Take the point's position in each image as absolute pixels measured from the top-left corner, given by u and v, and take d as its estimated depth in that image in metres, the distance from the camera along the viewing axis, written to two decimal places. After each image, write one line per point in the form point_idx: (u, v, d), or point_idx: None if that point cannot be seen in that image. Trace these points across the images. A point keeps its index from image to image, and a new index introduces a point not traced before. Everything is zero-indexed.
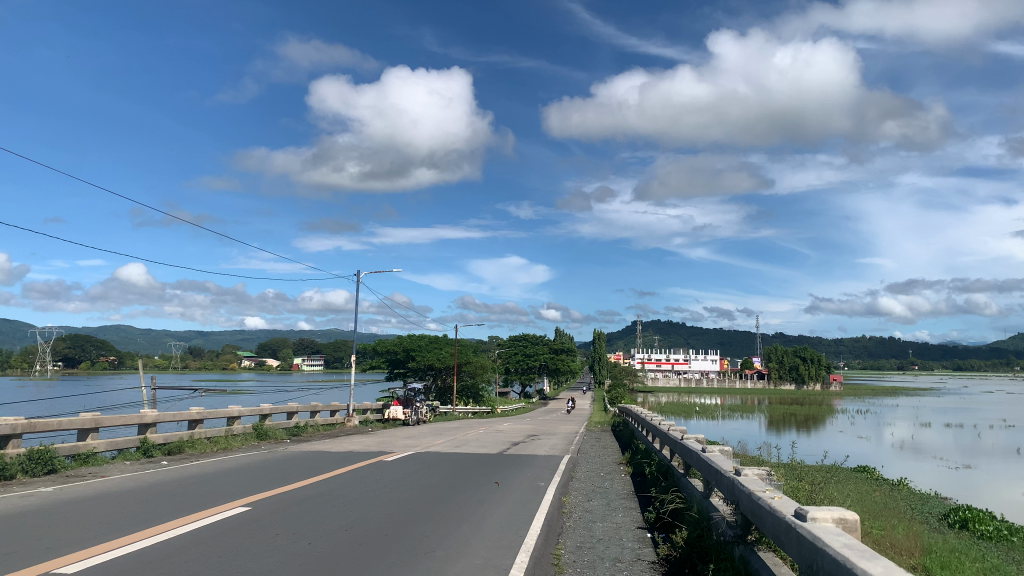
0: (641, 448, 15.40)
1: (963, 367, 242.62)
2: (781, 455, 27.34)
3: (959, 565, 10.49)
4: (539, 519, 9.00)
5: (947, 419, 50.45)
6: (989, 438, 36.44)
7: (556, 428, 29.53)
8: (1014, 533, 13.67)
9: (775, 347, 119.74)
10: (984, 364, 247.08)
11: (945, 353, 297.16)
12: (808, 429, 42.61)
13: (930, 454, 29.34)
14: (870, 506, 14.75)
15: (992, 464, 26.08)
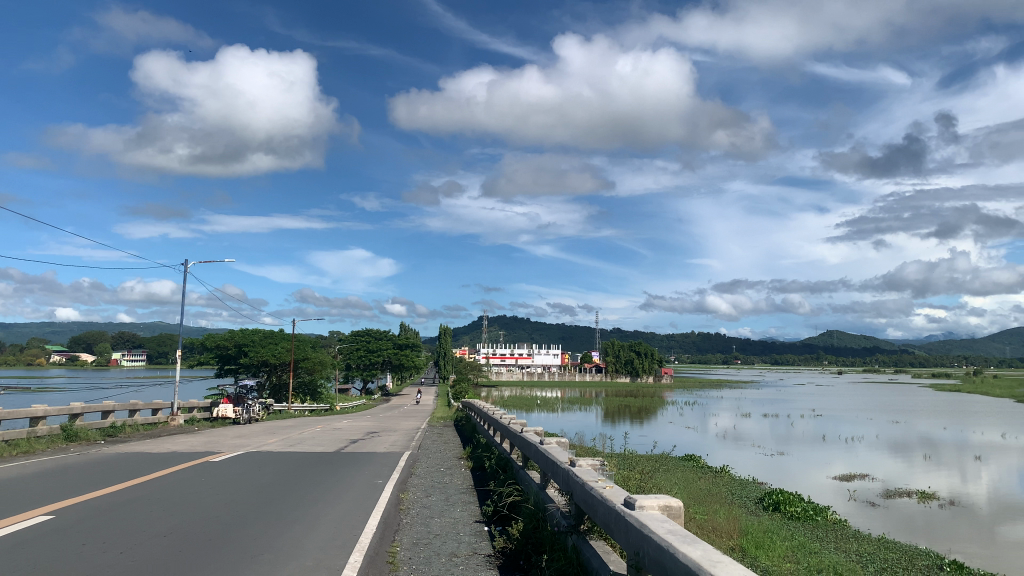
0: (482, 443, 15.50)
1: (779, 361, 263.86)
2: (615, 446, 28.36)
3: (771, 545, 11.32)
4: (376, 516, 8.82)
5: (766, 409, 54.42)
6: (799, 426, 39.76)
7: (396, 424, 29.21)
8: (819, 513, 14.91)
9: (612, 341, 124.59)
10: (797, 358, 269.90)
11: (764, 347, 321.88)
12: (640, 419, 44.89)
13: (748, 442, 31.63)
14: (696, 492, 15.60)
15: (801, 451, 28.46)
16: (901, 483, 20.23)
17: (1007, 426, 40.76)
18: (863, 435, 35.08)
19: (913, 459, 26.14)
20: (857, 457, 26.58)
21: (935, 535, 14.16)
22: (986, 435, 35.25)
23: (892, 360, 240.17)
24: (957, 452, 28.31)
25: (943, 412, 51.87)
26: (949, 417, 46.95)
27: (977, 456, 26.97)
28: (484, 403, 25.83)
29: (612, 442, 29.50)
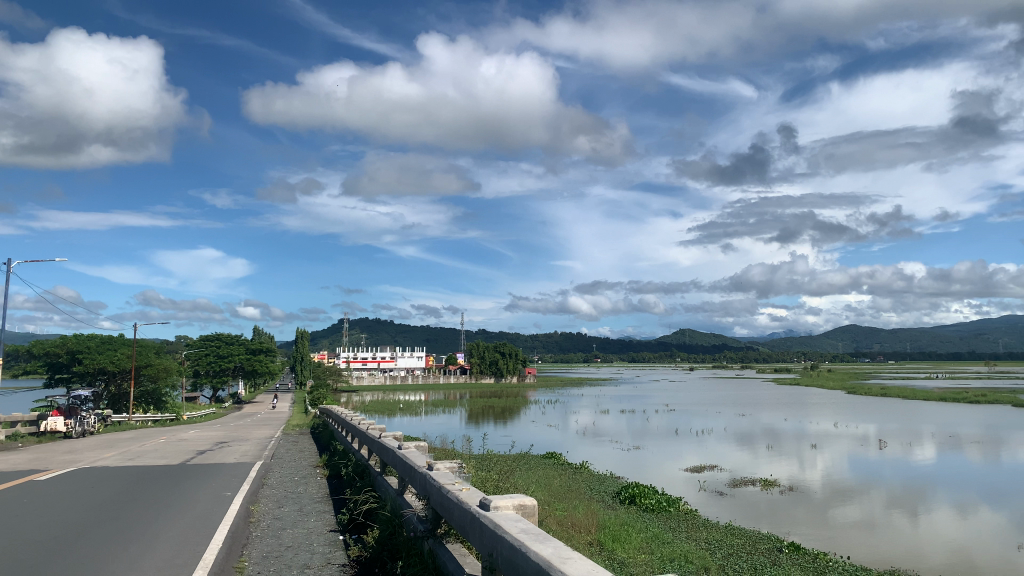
0: (339, 450, 15.09)
1: (637, 359, 274.60)
2: (475, 448, 28.47)
3: (627, 537, 11.68)
4: (223, 531, 8.37)
5: (624, 405, 56.45)
6: (653, 422, 41.58)
7: (248, 433, 28.10)
8: (672, 504, 15.53)
9: (477, 342, 125.17)
10: (653, 356, 281.59)
11: (624, 346, 333.96)
12: (503, 420, 45.41)
13: (607, 438, 32.68)
14: (556, 490, 15.85)
15: (656, 444, 29.71)
16: (746, 472, 21.46)
17: (836, 415, 44.39)
18: (712, 428, 37.09)
19: (757, 449, 27.84)
20: (706, 449, 27.98)
21: (775, 520, 15.08)
22: (818, 424, 38.24)
23: (739, 357, 255.93)
24: (796, 441, 30.42)
25: (782, 404, 55.75)
26: (787, 409, 50.53)
27: (813, 444, 29.14)
28: (342, 408, 25.26)
29: (474, 443, 29.56)
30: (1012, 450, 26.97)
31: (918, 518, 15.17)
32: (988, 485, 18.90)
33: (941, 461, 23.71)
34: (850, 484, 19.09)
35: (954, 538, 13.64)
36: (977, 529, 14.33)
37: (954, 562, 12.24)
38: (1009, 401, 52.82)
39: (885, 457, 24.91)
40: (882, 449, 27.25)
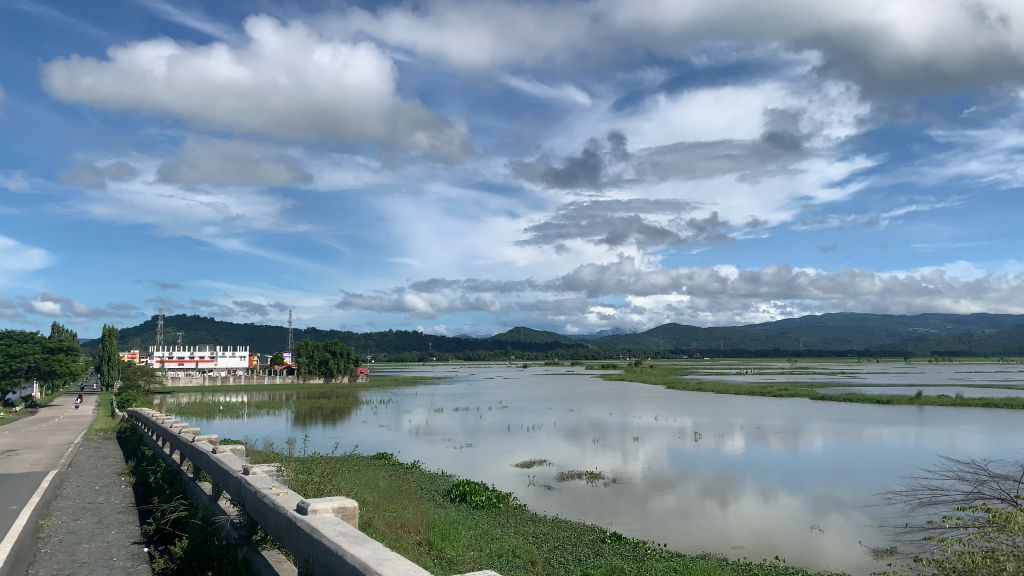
0: (148, 455, 14.05)
1: (473, 357, 277.08)
2: (300, 450, 27.59)
3: (455, 536, 11.67)
4: (2, 550, 7.50)
5: (458, 404, 56.72)
6: (486, 419, 42.12)
7: (42, 440, 25.58)
8: (501, 500, 15.74)
9: (305, 342, 120.23)
10: (488, 353, 284.95)
11: (459, 345, 336.25)
12: (331, 421, 44.09)
13: (439, 436, 32.73)
14: (384, 491, 15.59)
15: (487, 441, 30.10)
16: (573, 466, 22.18)
17: (657, 409, 46.79)
18: (542, 423, 37.95)
19: (585, 443, 28.91)
20: (537, 444, 28.70)
21: (601, 511, 15.70)
22: (641, 418, 40.17)
23: (571, 354, 263.96)
24: (620, 434, 31.83)
25: (607, 399, 58.05)
26: (612, 404, 52.68)
27: (636, 437, 30.49)
28: (155, 411, 23.62)
29: (298, 445, 28.39)
30: (808, 439, 29.66)
31: (727, 504, 16.31)
32: (789, 472, 20.64)
33: (749, 450, 25.64)
34: (668, 474, 20.19)
35: (757, 522, 14.78)
36: (777, 513, 15.55)
37: (757, 544, 13.26)
38: (806, 395, 58.09)
39: (700, 448, 26.59)
40: (698, 441, 29.00)
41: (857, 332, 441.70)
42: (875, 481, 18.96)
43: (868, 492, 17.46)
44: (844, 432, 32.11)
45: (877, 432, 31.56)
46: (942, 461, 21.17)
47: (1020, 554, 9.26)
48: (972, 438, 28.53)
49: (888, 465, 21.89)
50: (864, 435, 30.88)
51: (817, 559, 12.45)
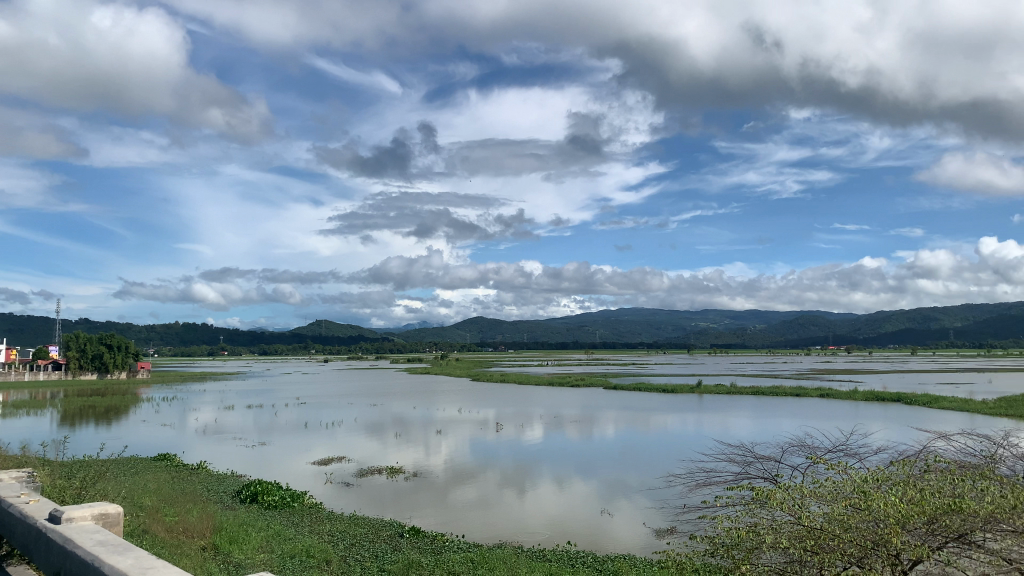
0: None
1: (268, 351, 265.71)
2: (69, 454, 25.11)
3: (245, 538, 11.08)
4: None
5: (251, 400, 54.28)
6: (282, 416, 40.60)
7: None
8: (296, 499, 15.18)
9: (75, 334, 107.78)
10: (285, 348, 274.52)
11: (254, 338, 321.65)
12: (105, 420, 40.58)
13: (229, 435, 31.07)
14: (164, 493, 14.48)
15: (283, 439, 29.00)
16: (372, 461, 21.85)
17: (460, 402, 47.43)
18: (342, 419, 37.17)
19: (387, 438, 28.66)
20: (337, 441, 28.05)
21: (400, 505, 15.59)
22: (445, 411, 40.61)
23: (373, 348, 260.27)
24: (422, 427, 31.89)
25: (410, 393, 58.00)
26: (414, 398, 52.78)
27: (438, 431, 30.70)
28: None
29: (63, 448, 25.75)
30: (601, 426, 31.24)
31: (524, 493, 16.79)
32: (581, 459, 21.67)
33: (547, 440, 26.52)
34: (468, 466, 20.45)
35: (551, 509, 15.36)
36: (570, 499, 16.23)
37: (553, 532, 13.74)
38: (600, 385, 61.40)
39: (500, 439, 27.19)
40: (499, 432, 29.69)
41: (649, 326, 473.94)
42: (659, 465, 20.30)
43: (652, 475, 18.70)
44: (633, 419, 34.22)
45: (664, 419, 33.94)
46: (717, 445, 23.08)
47: (779, 527, 10.27)
48: (742, 423, 31.46)
49: (671, 449, 23.56)
50: (651, 422, 33.07)
51: (606, 541, 13.17)
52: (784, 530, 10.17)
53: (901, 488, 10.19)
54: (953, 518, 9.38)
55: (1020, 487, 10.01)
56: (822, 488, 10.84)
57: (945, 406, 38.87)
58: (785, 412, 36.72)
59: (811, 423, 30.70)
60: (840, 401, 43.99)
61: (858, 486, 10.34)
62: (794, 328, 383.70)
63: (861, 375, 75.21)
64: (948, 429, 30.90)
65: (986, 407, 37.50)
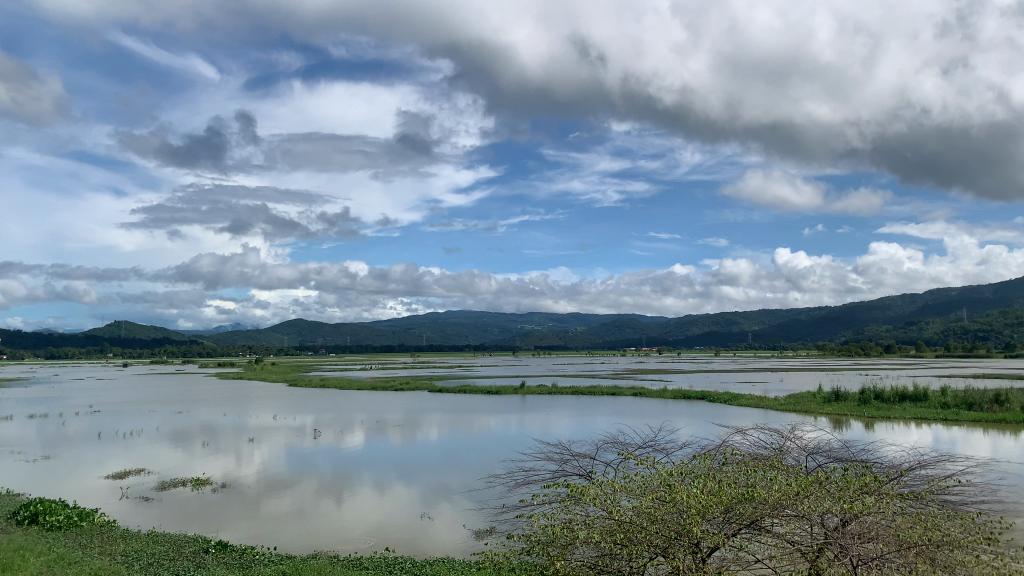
0: None
1: (56, 354, 241.71)
2: None
3: (19, 564, 9.90)
4: None
5: (35, 409, 49.05)
6: (72, 426, 37.06)
7: None
8: (84, 518, 13.88)
9: None
10: (77, 351, 250.69)
11: (41, 341, 291.75)
12: None
13: (7, 449, 27.87)
14: None
15: (71, 452, 26.46)
16: (175, 474, 20.44)
17: (275, 408, 45.51)
18: (142, 429, 34.56)
19: (193, 447, 26.92)
20: (134, 452, 25.98)
21: (205, 519, 14.68)
22: (259, 417, 38.82)
23: (181, 351, 243.80)
24: (233, 436, 30.25)
25: (221, 399, 54.88)
26: (225, 404, 50.07)
27: (250, 439, 29.27)
28: None
29: None
30: (424, 430, 31.10)
31: (342, 501, 16.34)
32: (403, 464, 21.43)
33: (367, 445, 26.05)
34: (282, 475, 19.60)
35: (368, 516, 15.05)
36: (390, 506, 16.01)
37: (372, 539, 13.47)
38: (424, 387, 61.25)
39: (318, 446, 26.35)
40: (317, 439, 28.78)
41: (477, 328, 479.67)
42: (479, 466, 20.46)
43: (473, 477, 18.85)
44: (456, 421, 34.32)
45: (486, 421, 34.42)
46: (536, 444, 23.68)
47: (591, 523, 10.55)
48: (561, 422, 32.37)
49: (493, 450, 23.89)
50: (473, 423, 33.32)
51: (424, 546, 13.08)
52: (597, 524, 10.48)
53: (702, 481, 10.85)
54: (746, 506, 10.07)
55: (802, 476, 10.97)
56: (632, 483, 11.31)
57: (742, 403, 42.19)
58: (601, 410, 38.42)
59: (623, 421, 32.32)
60: (651, 399, 46.73)
61: (664, 481, 10.92)
62: (613, 330, 403.33)
63: (671, 374, 80.29)
64: (744, 423, 33.66)
65: (776, 403, 41.25)
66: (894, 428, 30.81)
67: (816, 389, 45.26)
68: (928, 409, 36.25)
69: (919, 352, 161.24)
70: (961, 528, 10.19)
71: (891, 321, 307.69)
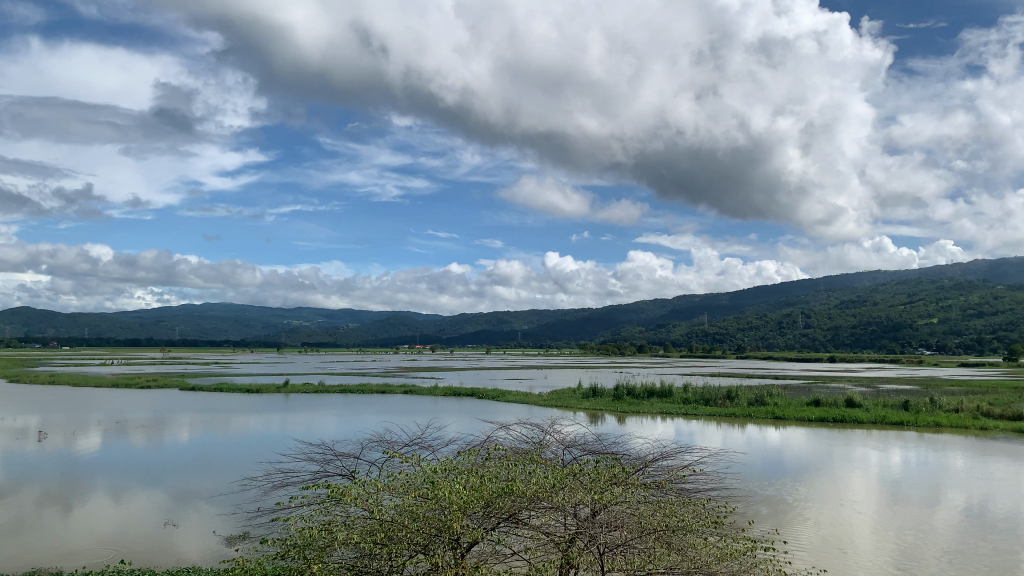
0: None
1: None
2: None
3: None
4: None
5: None
6: None
7: None
8: None
9: None
10: None
11: None
12: None
13: None
14: None
15: None
16: None
17: None
18: None
19: None
20: None
21: None
22: None
23: None
24: None
25: None
26: None
27: None
28: None
29: None
30: (173, 432, 28.79)
31: (71, 511, 14.63)
32: (145, 468, 19.65)
33: (104, 449, 23.57)
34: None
35: (102, 528, 13.60)
36: (130, 514, 14.58)
37: (108, 551, 12.24)
38: (177, 386, 56.75)
39: (45, 450, 23.44)
40: (43, 443, 25.56)
41: (240, 323, 453.76)
42: (234, 469, 19.31)
43: (226, 481, 17.74)
44: (211, 422, 32.22)
45: (245, 421, 32.55)
46: (298, 444, 22.80)
47: (351, 523, 10.25)
48: (326, 421, 31.47)
49: (250, 452, 22.66)
50: (230, 423, 31.51)
51: (165, 557, 12.06)
52: (357, 525, 10.21)
53: (465, 476, 10.97)
54: (505, 500, 10.34)
55: (559, 469, 11.50)
56: (395, 482, 11.17)
57: (509, 399, 43.77)
58: (367, 409, 38.00)
59: (392, 419, 32.13)
60: (422, 397, 47.02)
61: (427, 478, 10.92)
62: (385, 327, 400.73)
63: (441, 372, 81.48)
64: (509, 418, 34.93)
65: (540, 399, 43.17)
66: (642, 422, 33.44)
67: (577, 386, 47.96)
68: (671, 404, 39.90)
69: (667, 352, 176.60)
70: (693, 513, 11.20)
71: (647, 324, 335.31)
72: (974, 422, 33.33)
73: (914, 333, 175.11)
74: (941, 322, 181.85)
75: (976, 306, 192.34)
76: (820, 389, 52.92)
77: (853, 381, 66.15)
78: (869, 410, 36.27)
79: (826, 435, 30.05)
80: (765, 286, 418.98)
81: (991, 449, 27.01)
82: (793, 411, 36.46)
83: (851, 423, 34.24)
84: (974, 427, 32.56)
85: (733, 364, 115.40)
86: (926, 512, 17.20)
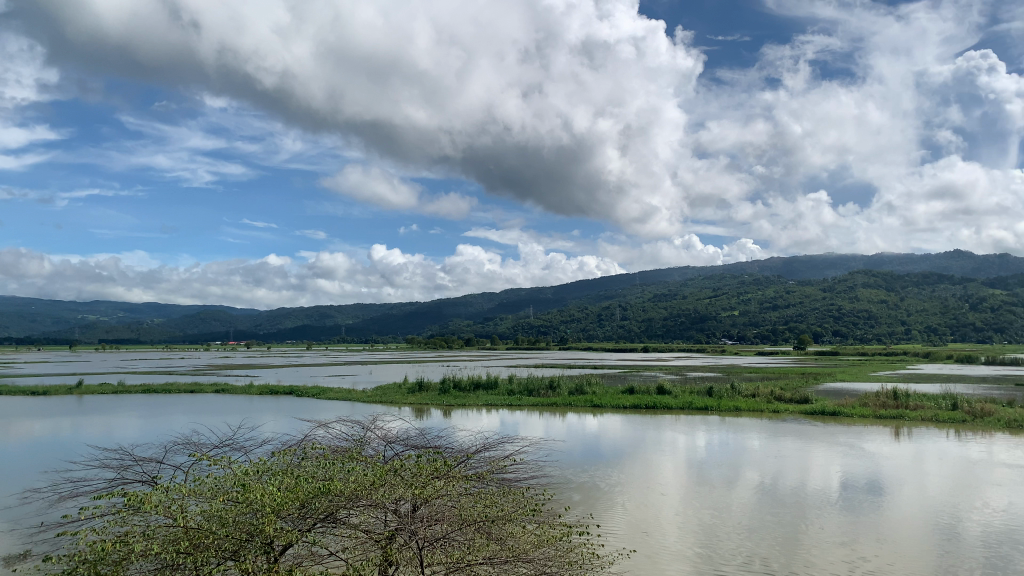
0: None
1: None
2: None
3: None
4: None
5: None
6: None
7: None
8: None
9: None
10: None
11: None
12: None
13: None
14: None
15: None
16: None
17: None
18: None
19: None
20: None
21: None
22: None
23: None
24: None
25: None
26: None
27: None
28: None
29: None
30: None
31: None
32: None
33: None
34: None
35: None
36: None
37: None
38: None
39: None
40: None
41: (26, 318, 409.08)
42: (11, 481, 17.49)
43: (2, 495, 16.02)
44: None
45: (27, 427, 29.48)
46: (89, 452, 20.98)
47: (152, 533, 9.52)
48: (125, 425, 29.18)
49: (34, 461, 20.60)
50: (9, 431, 28.43)
51: None
52: (157, 535, 9.46)
53: (279, 478, 10.51)
54: (322, 500, 9.98)
55: (379, 466, 11.30)
56: (202, 487, 10.52)
57: (331, 396, 42.75)
58: (177, 410, 35.67)
59: (199, 420, 30.24)
60: (235, 396, 44.82)
61: (237, 481, 10.36)
62: (196, 322, 376.49)
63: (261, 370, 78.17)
64: (329, 416, 34.06)
65: (365, 395, 42.43)
66: (466, 415, 33.74)
67: (403, 380, 47.57)
68: (496, 395, 40.61)
69: (493, 345, 179.49)
70: (512, 503, 11.39)
71: (474, 317, 339.14)
72: (766, 405, 36.53)
73: (719, 324, 189.54)
74: (743, 314, 197.84)
75: (772, 300, 211.12)
76: (635, 378, 55.81)
77: (662, 369, 70.55)
78: (677, 397, 38.77)
79: (638, 421, 31.79)
80: (586, 281, 436.66)
81: (778, 430, 29.73)
82: (609, 399, 38.22)
83: (661, 409, 36.38)
84: (767, 410, 35.67)
85: (554, 355, 119.19)
86: (726, 491, 18.54)
